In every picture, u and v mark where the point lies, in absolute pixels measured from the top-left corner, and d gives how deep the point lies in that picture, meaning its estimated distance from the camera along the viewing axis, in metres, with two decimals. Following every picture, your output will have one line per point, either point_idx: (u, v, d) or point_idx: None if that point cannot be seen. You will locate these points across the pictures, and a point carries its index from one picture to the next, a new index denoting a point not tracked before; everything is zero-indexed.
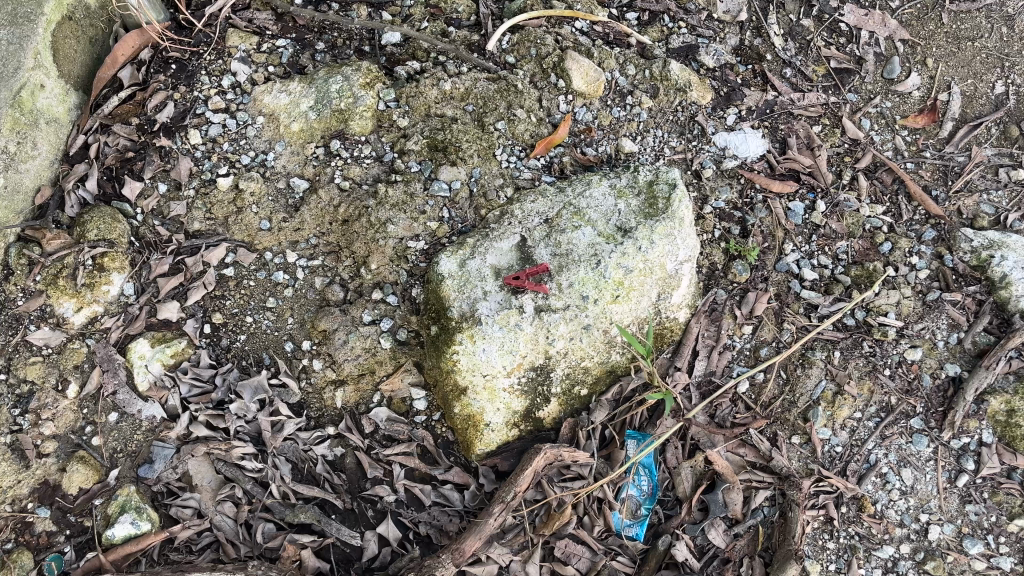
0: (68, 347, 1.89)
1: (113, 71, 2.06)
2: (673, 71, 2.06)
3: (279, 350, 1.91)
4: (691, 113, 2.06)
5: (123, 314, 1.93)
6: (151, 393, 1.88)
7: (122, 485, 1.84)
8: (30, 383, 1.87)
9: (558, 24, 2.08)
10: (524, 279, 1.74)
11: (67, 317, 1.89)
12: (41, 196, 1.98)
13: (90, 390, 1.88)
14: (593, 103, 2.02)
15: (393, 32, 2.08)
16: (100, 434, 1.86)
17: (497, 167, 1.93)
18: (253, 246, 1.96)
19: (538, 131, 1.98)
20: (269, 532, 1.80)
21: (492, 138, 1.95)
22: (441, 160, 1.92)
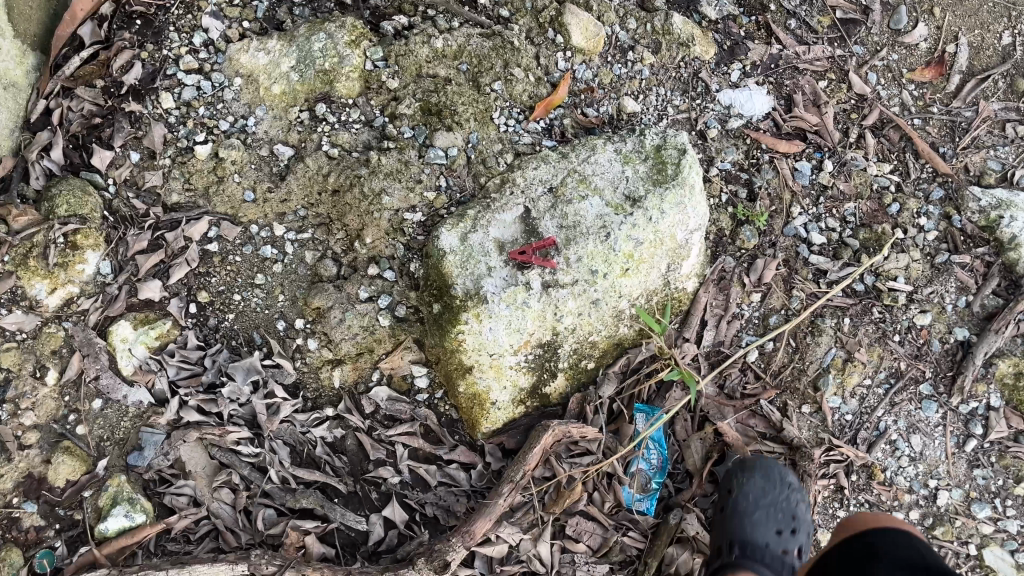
0: (43, 332, 1.78)
1: (72, 29, 1.87)
2: (675, 24, 1.96)
3: (271, 329, 1.82)
4: (695, 69, 1.97)
5: (101, 295, 1.81)
6: (137, 377, 1.79)
7: (112, 475, 1.75)
8: (5, 371, 1.74)
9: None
10: (531, 254, 1.66)
11: (40, 300, 1.78)
12: (2, 167, 1.83)
13: (72, 376, 1.77)
14: (593, 60, 1.92)
15: None
16: (85, 423, 1.77)
17: (495, 132, 1.83)
18: (237, 219, 1.85)
19: (537, 91, 1.87)
20: (271, 519, 1.75)
21: (489, 100, 1.84)
22: (437, 125, 1.81)
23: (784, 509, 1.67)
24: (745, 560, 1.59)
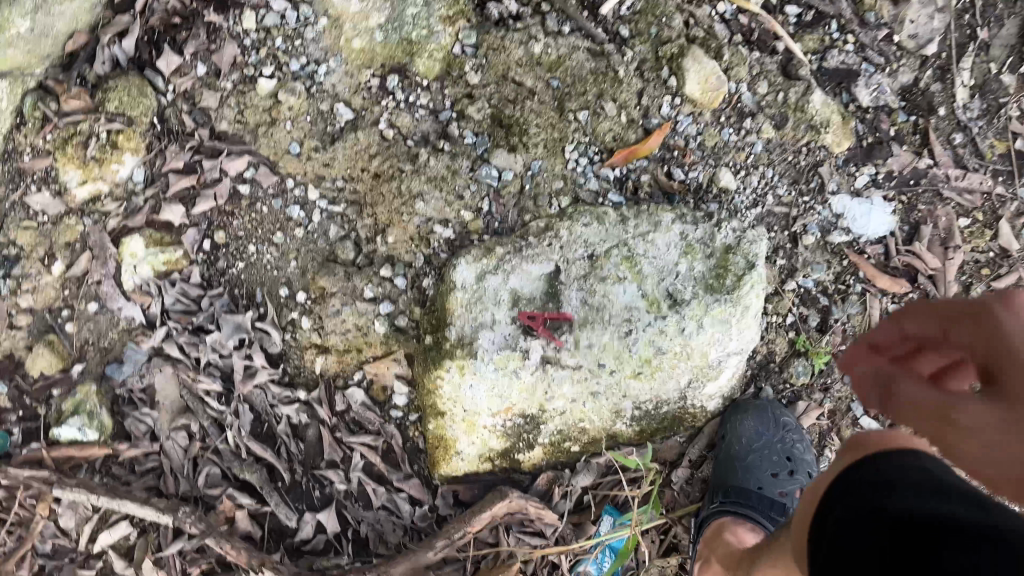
0: (63, 221, 1.76)
1: None
2: (813, 103, 1.65)
3: (273, 291, 1.74)
4: (817, 160, 1.67)
5: (127, 203, 1.77)
6: (134, 294, 1.76)
7: (84, 381, 1.76)
8: (19, 247, 1.76)
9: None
10: (540, 321, 1.52)
11: (69, 188, 1.75)
12: (73, 43, 1.74)
13: (76, 272, 1.76)
14: (703, 115, 1.65)
15: None
16: (75, 321, 1.76)
17: (562, 167, 1.64)
18: (276, 167, 1.75)
19: (624, 134, 1.64)
20: (213, 479, 1.74)
21: (567, 129, 1.64)
22: (502, 141, 1.64)
23: (781, 454, 1.57)
24: (730, 507, 1.51)
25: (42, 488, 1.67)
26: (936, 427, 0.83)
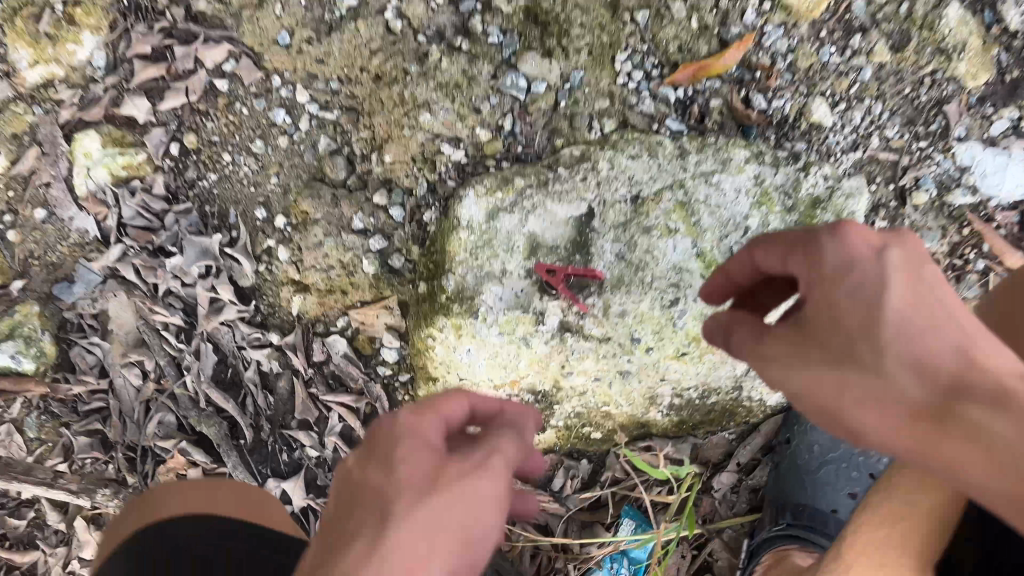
0: (8, 109, 1.47)
1: None
2: (946, 22, 1.25)
3: (248, 213, 1.44)
4: (943, 96, 1.28)
5: (83, 92, 1.46)
6: (88, 202, 1.48)
7: (27, 301, 1.49)
8: None
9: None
10: (559, 278, 1.21)
11: (18, 70, 1.44)
12: None
13: (22, 171, 1.48)
14: (799, 28, 1.27)
15: None
16: (19, 230, 1.49)
17: (609, 81, 1.28)
18: (260, 61, 1.40)
19: (694, 45, 1.27)
20: (167, 428, 1.48)
21: (620, 33, 1.27)
22: (535, 42, 1.27)
23: (863, 466, 1.22)
24: (794, 532, 1.19)
25: None
26: (817, 404, 0.79)
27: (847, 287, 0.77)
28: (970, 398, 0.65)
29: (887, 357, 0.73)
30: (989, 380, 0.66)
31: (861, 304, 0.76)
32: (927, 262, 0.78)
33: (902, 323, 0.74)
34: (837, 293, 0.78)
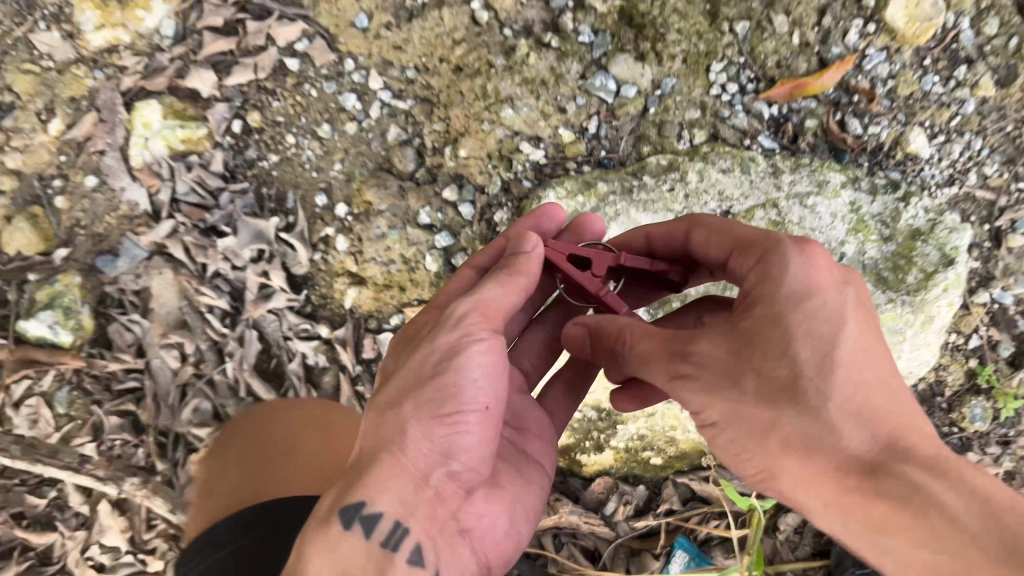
0: (70, 71, 1.43)
1: None
2: None
3: (308, 198, 1.39)
4: None
5: (149, 60, 1.42)
6: (141, 173, 1.42)
7: (68, 271, 1.42)
8: (16, 95, 1.43)
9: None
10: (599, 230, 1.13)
11: (83, 32, 1.41)
12: None
13: (76, 137, 1.44)
14: (901, 54, 1.23)
15: None
16: (68, 197, 1.43)
17: (701, 92, 1.25)
18: (335, 43, 1.36)
19: (794, 62, 1.24)
20: (202, 415, 1.42)
21: (718, 43, 1.24)
22: (629, 45, 1.25)
23: None
24: None
25: None
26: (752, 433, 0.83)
27: (803, 313, 0.81)
28: (912, 463, 0.75)
29: (831, 405, 0.79)
30: (927, 447, 0.77)
31: (813, 338, 0.80)
32: (854, 293, 0.84)
33: (849, 365, 0.79)
34: (792, 311, 0.81)
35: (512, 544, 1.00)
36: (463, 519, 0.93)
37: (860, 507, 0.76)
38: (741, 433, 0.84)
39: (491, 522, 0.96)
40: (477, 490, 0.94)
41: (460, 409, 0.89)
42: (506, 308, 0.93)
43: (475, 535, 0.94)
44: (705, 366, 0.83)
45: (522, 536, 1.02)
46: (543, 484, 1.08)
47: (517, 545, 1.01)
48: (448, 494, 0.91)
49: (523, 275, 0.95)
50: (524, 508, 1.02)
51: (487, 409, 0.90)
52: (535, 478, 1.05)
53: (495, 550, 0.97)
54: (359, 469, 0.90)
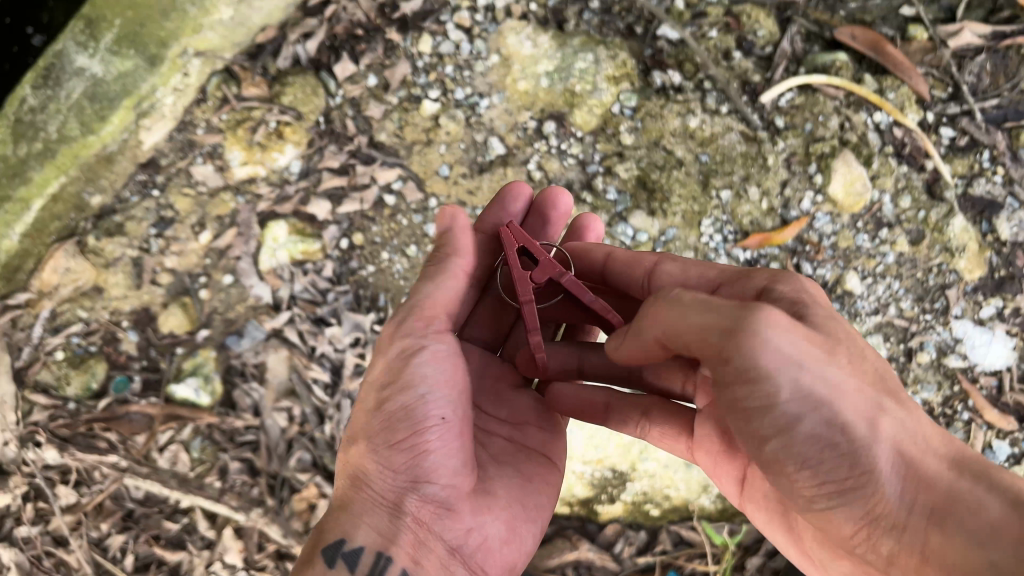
0: (218, 195, 1.88)
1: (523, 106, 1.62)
2: (952, 227, 1.75)
3: (396, 299, 1.84)
4: (946, 282, 1.74)
5: (279, 189, 1.88)
6: (268, 275, 1.86)
7: (206, 346, 1.86)
8: (175, 211, 1.88)
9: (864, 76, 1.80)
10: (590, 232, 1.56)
11: (231, 167, 1.88)
12: (263, 36, 1.89)
13: (219, 245, 1.88)
14: (842, 216, 1.75)
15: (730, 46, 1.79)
16: (210, 289, 1.87)
17: (694, 238, 1.75)
18: (423, 185, 1.85)
19: (762, 220, 1.76)
20: (304, 463, 1.81)
21: (708, 204, 1.76)
22: (642, 203, 1.77)
23: None
24: None
25: (116, 473, 1.79)
26: (830, 423, 0.95)
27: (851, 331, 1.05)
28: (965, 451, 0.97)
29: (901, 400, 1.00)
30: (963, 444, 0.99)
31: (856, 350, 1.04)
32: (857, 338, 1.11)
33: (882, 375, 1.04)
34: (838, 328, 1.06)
35: (513, 545, 1.27)
36: (446, 533, 1.20)
37: (955, 559, 0.86)
38: (823, 455, 0.95)
39: (483, 528, 1.22)
40: (459, 504, 1.21)
41: (414, 434, 1.18)
42: (432, 338, 1.24)
43: (463, 542, 1.21)
44: (813, 390, 0.95)
45: (523, 539, 1.28)
46: (542, 486, 1.34)
47: (520, 545, 1.28)
48: (425, 514, 1.20)
49: (434, 311, 1.28)
50: (522, 510, 1.29)
51: (436, 425, 1.18)
52: (528, 483, 1.32)
53: (492, 550, 1.24)
54: (346, 514, 1.22)
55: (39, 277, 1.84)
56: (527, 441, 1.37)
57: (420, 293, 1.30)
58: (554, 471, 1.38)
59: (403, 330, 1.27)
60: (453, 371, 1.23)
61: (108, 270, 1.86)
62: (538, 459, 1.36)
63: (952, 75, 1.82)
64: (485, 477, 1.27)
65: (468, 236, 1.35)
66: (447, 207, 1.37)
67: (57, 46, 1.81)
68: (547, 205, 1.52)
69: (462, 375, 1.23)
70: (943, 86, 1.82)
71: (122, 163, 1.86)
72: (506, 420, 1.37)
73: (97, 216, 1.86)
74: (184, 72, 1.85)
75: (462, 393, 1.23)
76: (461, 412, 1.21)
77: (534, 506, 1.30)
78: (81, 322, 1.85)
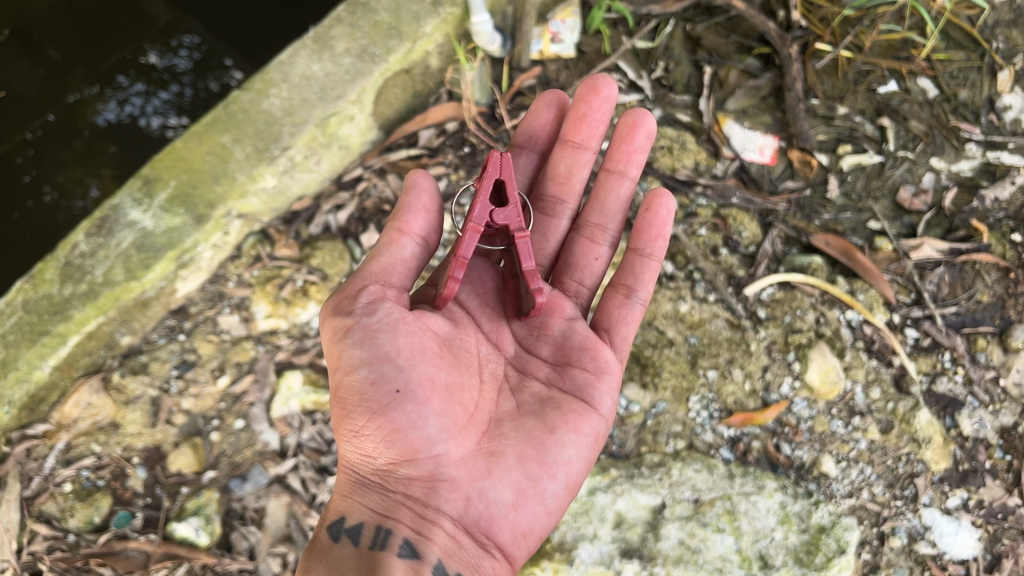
0: (240, 343, 2.03)
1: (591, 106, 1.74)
2: (919, 419, 1.87)
3: None
4: (914, 471, 1.85)
5: (298, 341, 2.04)
6: (278, 422, 1.97)
7: (211, 487, 1.93)
8: (197, 355, 2.02)
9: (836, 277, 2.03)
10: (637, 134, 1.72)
11: (255, 318, 2.04)
12: (299, 204, 2.15)
13: (235, 390, 2.00)
14: (818, 402, 1.89)
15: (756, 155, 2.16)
16: (220, 432, 1.97)
17: (682, 413, 1.91)
18: None
19: (744, 401, 1.91)
20: None
21: (695, 382, 1.92)
22: (635, 375, 1.94)
23: None
24: None
25: None
26: None
27: None
28: None
29: None
30: None
31: None
32: None
33: None
34: None
35: (523, 510, 1.35)
36: (444, 505, 1.31)
37: None
38: None
39: (483, 495, 1.32)
40: (453, 471, 1.31)
41: (376, 412, 1.28)
42: (361, 314, 1.31)
43: (465, 513, 1.32)
44: None
45: (532, 502, 1.36)
46: (569, 435, 1.40)
47: (532, 508, 1.36)
48: (418, 489, 1.32)
49: (360, 287, 1.36)
50: (538, 466, 1.36)
51: (393, 401, 1.27)
52: (547, 435, 1.38)
53: (497, 515, 1.33)
54: (343, 496, 1.38)
55: (60, 409, 1.97)
56: (565, 387, 1.47)
57: (366, 265, 1.40)
58: (588, 417, 1.43)
59: (334, 312, 1.36)
60: (393, 341, 1.29)
61: (127, 406, 1.97)
62: (567, 405, 1.43)
63: (914, 282, 2.04)
64: (493, 435, 1.37)
65: (414, 213, 1.41)
66: (414, 173, 1.43)
67: (113, 201, 1.98)
68: (588, 92, 1.72)
69: (404, 343, 1.29)
70: (907, 292, 2.04)
71: (155, 307, 2.01)
72: (549, 359, 1.51)
73: (124, 354, 2.03)
74: (225, 231, 2.02)
75: (413, 360, 1.29)
76: (422, 380, 1.29)
77: (552, 460, 1.37)
78: (94, 456, 1.94)
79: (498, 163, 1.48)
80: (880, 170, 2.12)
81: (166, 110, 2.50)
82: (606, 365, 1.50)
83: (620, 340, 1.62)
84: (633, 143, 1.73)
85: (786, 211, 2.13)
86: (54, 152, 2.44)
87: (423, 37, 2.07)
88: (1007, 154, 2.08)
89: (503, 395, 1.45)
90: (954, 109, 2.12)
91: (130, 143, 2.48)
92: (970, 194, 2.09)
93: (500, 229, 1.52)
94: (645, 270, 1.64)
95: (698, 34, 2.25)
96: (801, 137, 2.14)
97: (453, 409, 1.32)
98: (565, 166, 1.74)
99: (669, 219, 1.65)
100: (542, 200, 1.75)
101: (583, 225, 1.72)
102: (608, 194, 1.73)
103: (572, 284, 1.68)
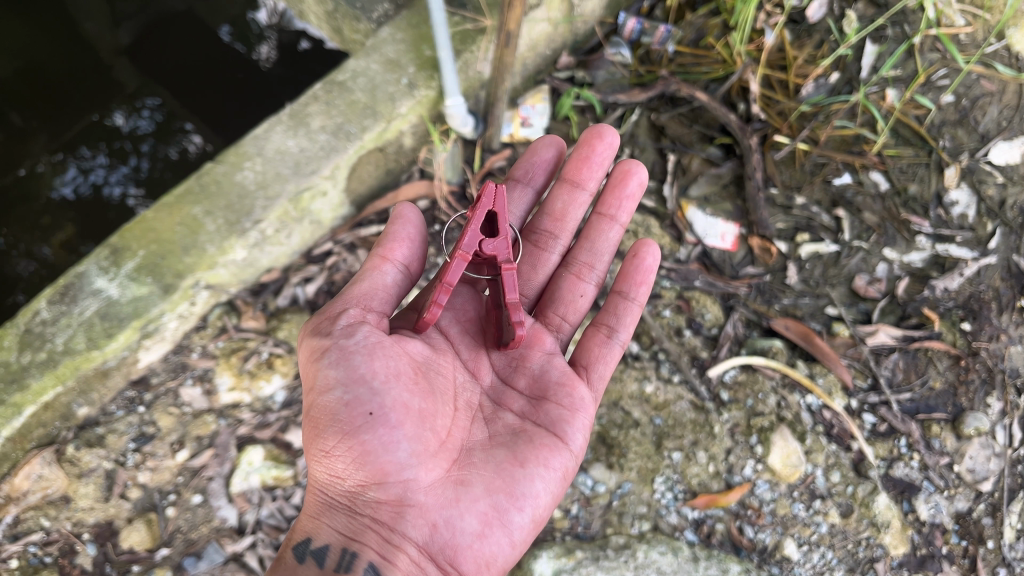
0: (202, 416, 2.00)
1: (586, 150, 1.80)
2: (878, 504, 1.90)
3: None
4: (874, 555, 1.88)
5: (261, 415, 2.02)
6: (237, 497, 1.93)
7: (162, 566, 1.89)
8: (157, 427, 1.99)
9: (795, 360, 2.09)
10: (628, 179, 1.78)
11: (218, 390, 2.02)
12: (267, 276, 2.16)
13: (194, 464, 1.96)
14: (780, 485, 1.91)
15: (699, 228, 2.26)
16: (176, 507, 1.93)
17: (648, 493, 1.91)
18: None
19: (709, 482, 1.92)
20: None
21: (660, 463, 1.93)
22: (602, 455, 1.95)
23: None
24: None
25: None
26: None
27: None
28: None
29: None
30: None
31: None
32: None
33: None
34: None
35: (488, 540, 1.37)
36: (410, 531, 1.33)
37: None
38: None
39: (449, 523, 1.34)
40: (420, 498, 1.33)
41: (347, 432, 1.30)
42: (339, 335, 1.34)
43: (430, 539, 1.34)
44: None
45: (497, 534, 1.38)
46: (538, 469, 1.41)
47: (497, 539, 1.38)
48: (386, 513, 1.33)
49: (340, 310, 1.38)
50: (505, 499, 1.38)
51: (366, 423, 1.29)
52: (517, 468, 1.40)
53: (463, 544, 1.35)
54: (309, 518, 1.38)
55: (11, 482, 1.90)
56: (539, 420, 1.49)
57: (347, 289, 1.43)
58: (559, 451, 1.46)
59: (313, 332, 1.38)
60: (370, 363, 1.31)
61: (80, 479, 1.92)
62: (539, 439, 1.45)
63: (871, 367, 2.11)
64: (464, 464, 1.39)
65: (400, 243, 1.45)
66: (403, 206, 1.48)
67: (79, 268, 1.96)
68: (593, 137, 1.79)
69: (380, 366, 1.32)
70: (863, 376, 2.10)
71: (115, 377, 1.97)
72: (525, 392, 1.54)
73: (80, 426, 1.98)
74: (192, 300, 2.01)
75: (388, 383, 1.32)
76: (395, 403, 1.31)
77: (519, 493, 1.39)
78: (42, 531, 1.89)
79: (492, 194, 1.50)
80: (836, 259, 2.21)
81: (125, 179, 2.45)
82: (580, 401, 1.52)
83: (598, 378, 1.64)
84: (627, 189, 1.78)
85: (747, 295, 2.19)
86: (11, 216, 2.42)
87: (398, 117, 2.12)
88: (955, 246, 2.18)
89: (476, 424, 1.47)
90: (904, 203, 2.21)
91: (86, 208, 2.42)
92: (921, 283, 2.17)
93: (487, 259, 1.54)
94: (627, 312, 1.69)
95: (662, 123, 2.35)
96: (760, 224, 2.22)
97: (424, 434, 1.34)
98: (561, 205, 1.81)
99: (654, 266, 1.71)
100: (536, 233, 1.79)
101: (572, 262, 1.76)
102: (598, 234, 1.78)
103: (556, 318, 1.70)
